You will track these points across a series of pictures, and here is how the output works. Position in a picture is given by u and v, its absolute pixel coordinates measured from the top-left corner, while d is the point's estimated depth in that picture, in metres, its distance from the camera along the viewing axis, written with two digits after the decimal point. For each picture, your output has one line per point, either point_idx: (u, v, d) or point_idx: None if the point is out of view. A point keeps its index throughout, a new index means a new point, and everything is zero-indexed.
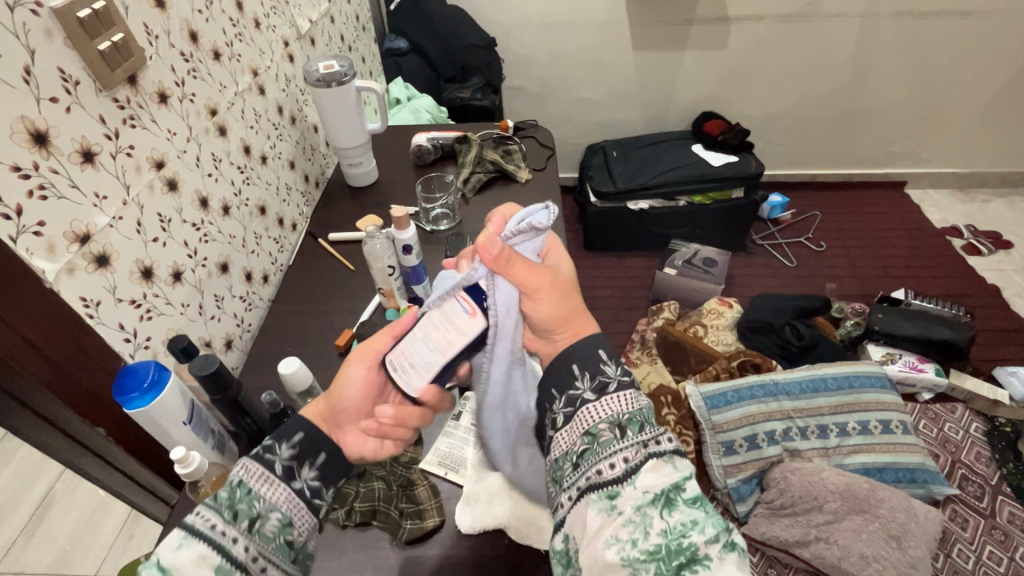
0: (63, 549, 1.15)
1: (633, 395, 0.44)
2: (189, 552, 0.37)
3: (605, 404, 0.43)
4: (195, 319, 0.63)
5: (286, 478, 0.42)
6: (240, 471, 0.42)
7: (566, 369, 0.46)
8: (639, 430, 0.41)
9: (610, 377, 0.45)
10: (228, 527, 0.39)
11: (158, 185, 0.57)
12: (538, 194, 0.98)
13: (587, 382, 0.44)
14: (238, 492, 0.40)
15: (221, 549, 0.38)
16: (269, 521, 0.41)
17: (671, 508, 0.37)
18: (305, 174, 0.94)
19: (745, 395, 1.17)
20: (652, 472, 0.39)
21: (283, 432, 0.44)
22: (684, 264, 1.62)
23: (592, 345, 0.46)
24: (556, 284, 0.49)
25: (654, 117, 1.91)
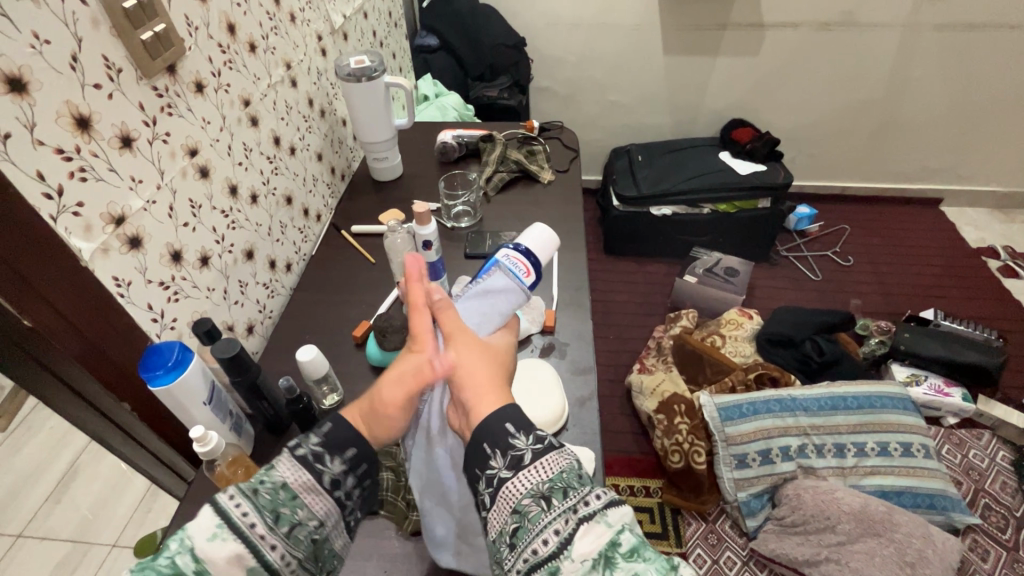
0: (86, 516, 1.21)
1: (550, 458, 0.41)
2: (223, 547, 0.36)
3: (524, 477, 0.40)
4: (220, 303, 0.65)
5: (330, 489, 0.41)
6: (288, 472, 0.40)
7: (478, 450, 0.42)
8: (564, 496, 0.39)
9: (522, 449, 0.41)
10: (266, 530, 0.38)
11: (190, 172, 0.59)
12: (560, 195, 0.98)
13: (501, 460, 0.41)
14: (283, 495, 0.40)
15: (255, 549, 0.37)
16: (306, 527, 0.40)
17: (611, 568, 0.35)
18: (331, 166, 0.95)
19: (760, 408, 1.16)
20: (586, 537, 0.37)
21: (316, 426, 0.43)
22: (705, 272, 1.61)
23: (499, 418, 0.42)
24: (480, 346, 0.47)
25: (682, 122, 1.89)
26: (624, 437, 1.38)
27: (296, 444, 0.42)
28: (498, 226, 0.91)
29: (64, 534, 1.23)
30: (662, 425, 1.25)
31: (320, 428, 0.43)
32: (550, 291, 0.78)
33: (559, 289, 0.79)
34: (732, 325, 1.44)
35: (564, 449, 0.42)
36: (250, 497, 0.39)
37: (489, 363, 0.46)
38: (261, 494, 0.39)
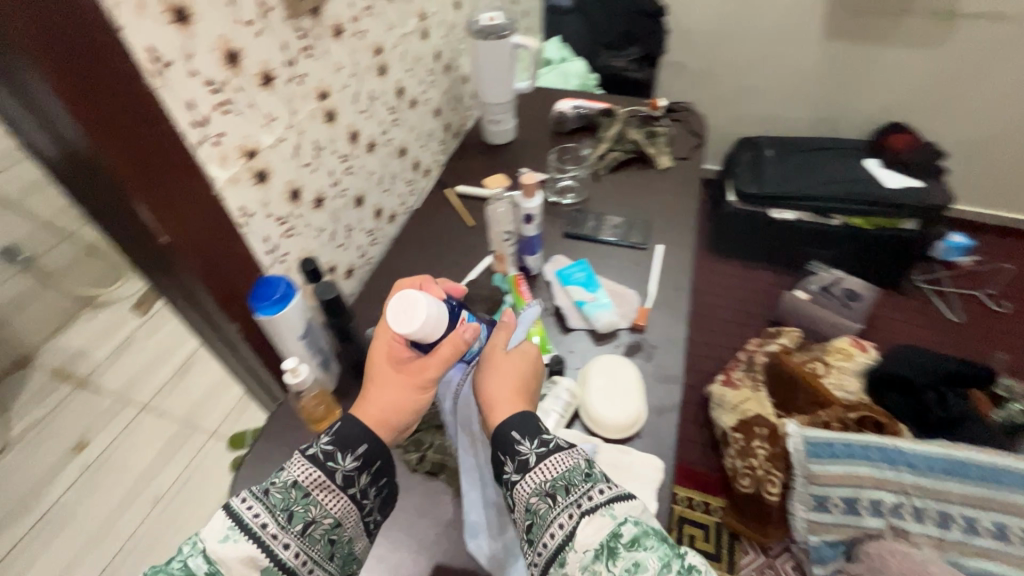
0: (195, 403, 1.44)
1: (558, 459, 0.46)
2: (237, 547, 0.40)
3: (532, 478, 0.45)
4: (327, 244, 0.68)
5: (340, 487, 0.44)
6: (297, 472, 0.44)
7: (495, 457, 0.48)
8: (568, 493, 0.43)
9: (527, 453, 0.46)
10: (278, 529, 0.41)
11: (318, 115, 0.61)
12: (675, 184, 0.91)
13: (511, 464, 0.47)
14: (292, 495, 0.43)
15: (267, 550, 0.40)
16: (320, 526, 0.43)
17: (614, 557, 0.39)
18: (447, 123, 0.95)
19: (857, 453, 1.04)
20: (591, 528, 0.41)
21: (346, 440, 0.45)
22: (820, 290, 1.46)
23: (508, 426, 0.48)
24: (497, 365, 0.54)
25: (827, 118, 1.67)
26: (691, 447, 1.31)
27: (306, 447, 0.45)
28: (603, 208, 0.87)
29: (178, 415, 1.43)
30: (737, 445, 1.18)
31: (330, 428, 0.46)
32: (647, 288, 0.73)
33: (657, 286, 0.73)
34: (841, 355, 1.29)
35: (572, 448, 0.47)
36: (263, 500, 0.42)
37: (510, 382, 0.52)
38: (272, 496, 0.42)
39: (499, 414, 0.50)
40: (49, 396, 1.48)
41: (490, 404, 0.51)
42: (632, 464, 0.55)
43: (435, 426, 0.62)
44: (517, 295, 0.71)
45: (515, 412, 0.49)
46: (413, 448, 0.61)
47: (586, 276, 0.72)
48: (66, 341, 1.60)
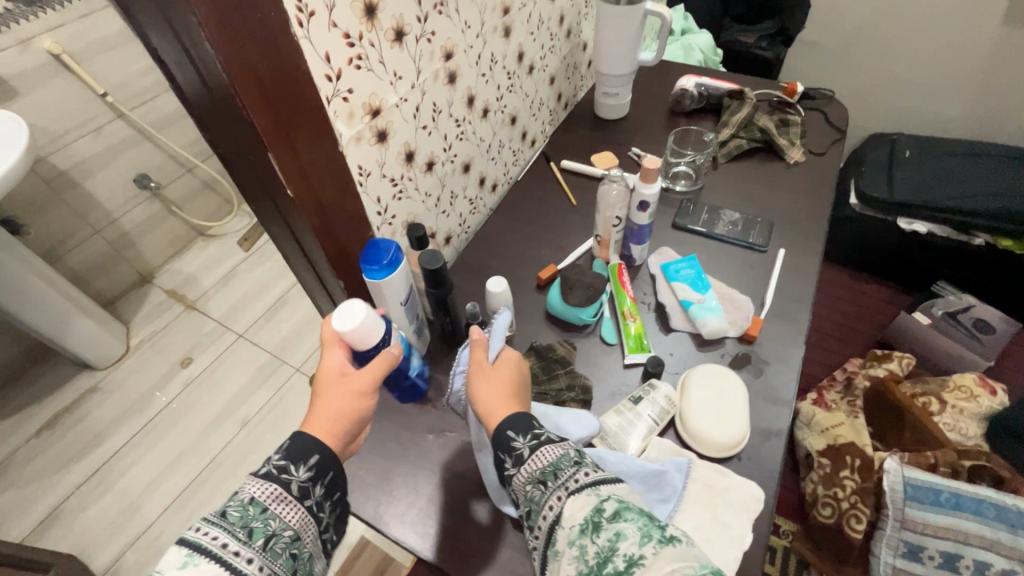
0: (285, 338, 1.55)
1: (548, 446, 0.40)
2: (195, 571, 0.32)
3: (524, 468, 0.40)
4: (431, 210, 0.67)
5: (300, 498, 0.39)
6: (251, 489, 0.38)
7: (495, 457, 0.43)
8: (556, 475, 0.38)
9: (521, 445, 0.41)
10: (240, 547, 0.35)
11: (441, 76, 0.59)
12: (805, 182, 0.81)
13: (506, 458, 0.41)
14: (250, 510, 0.36)
15: (231, 568, 0.34)
16: (281, 539, 0.37)
17: (596, 530, 0.33)
18: (559, 92, 0.91)
19: (965, 506, 0.94)
20: (575, 505, 0.36)
21: (299, 449, 0.41)
22: (946, 316, 1.28)
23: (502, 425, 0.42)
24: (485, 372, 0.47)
25: (990, 119, 1.44)
26: None
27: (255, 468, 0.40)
28: (718, 201, 0.79)
29: (268, 346, 1.54)
30: (822, 471, 1.09)
31: (280, 444, 0.41)
32: (763, 297, 0.67)
33: (773, 296, 0.67)
34: (963, 393, 1.13)
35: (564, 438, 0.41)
36: (218, 520, 0.35)
37: (502, 388, 0.46)
38: (227, 514, 0.36)
39: (493, 421, 0.44)
40: (164, 313, 1.64)
41: (484, 413, 0.44)
42: (729, 491, 0.51)
43: None
44: (618, 287, 0.67)
45: (508, 414, 0.43)
46: None
47: (695, 274, 0.67)
48: (181, 265, 1.76)
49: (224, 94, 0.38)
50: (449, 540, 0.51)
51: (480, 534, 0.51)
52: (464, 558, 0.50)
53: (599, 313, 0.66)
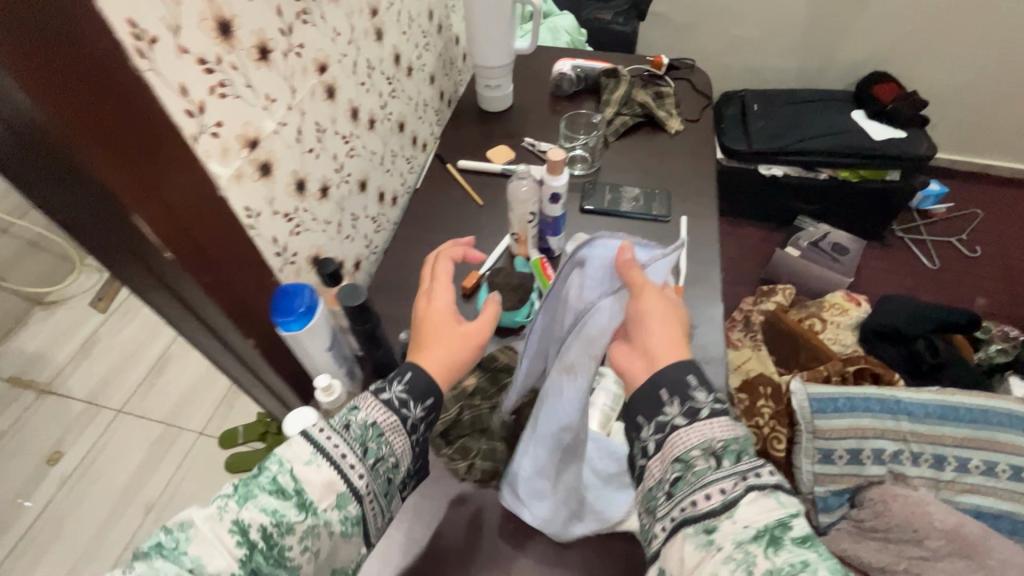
0: (179, 402, 1.36)
1: (728, 423, 0.42)
2: (317, 472, 0.40)
3: (697, 430, 0.41)
4: (334, 238, 0.61)
5: (409, 431, 0.46)
6: (374, 413, 0.44)
7: (653, 395, 0.44)
8: (735, 461, 0.40)
9: (701, 403, 0.42)
10: (356, 462, 0.42)
11: (318, 91, 0.53)
12: (688, 148, 0.87)
13: (678, 407, 0.43)
14: (370, 432, 0.43)
15: (346, 478, 0.41)
16: (386, 463, 0.44)
17: (777, 547, 0.35)
18: (441, 90, 0.87)
19: (859, 405, 1.08)
20: (755, 506, 0.37)
21: (419, 391, 0.46)
22: (810, 246, 1.47)
23: (682, 369, 0.44)
24: (662, 305, 0.48)
25: (812, 69, 1.67)
26: None
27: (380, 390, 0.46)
28: (618, 179, 0.82)
29: (158, 416, 1.34)
30: (742, 404, 1.19)
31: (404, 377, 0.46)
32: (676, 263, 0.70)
33: (686, 261, 0.71)
34: (836, 310, 1.31)
35: (738, 420, 0.43)
36: (343, 432, 0.42)
37: (674, 325, 0.47)
38: (352, 430, 0.43)
39: (665, 359, 0.45)
40: (9, 407, 1.36)
41: (657, 343, 0.46)
42: None
43: (478, 431, 0.56)
44: (543, 278, 0.65)
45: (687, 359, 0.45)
46: (459, 457, 0.55)
47: None
48: (18, 345, 1.46)
49: (53, 146, 0.30)
50: None
51: None
52: None
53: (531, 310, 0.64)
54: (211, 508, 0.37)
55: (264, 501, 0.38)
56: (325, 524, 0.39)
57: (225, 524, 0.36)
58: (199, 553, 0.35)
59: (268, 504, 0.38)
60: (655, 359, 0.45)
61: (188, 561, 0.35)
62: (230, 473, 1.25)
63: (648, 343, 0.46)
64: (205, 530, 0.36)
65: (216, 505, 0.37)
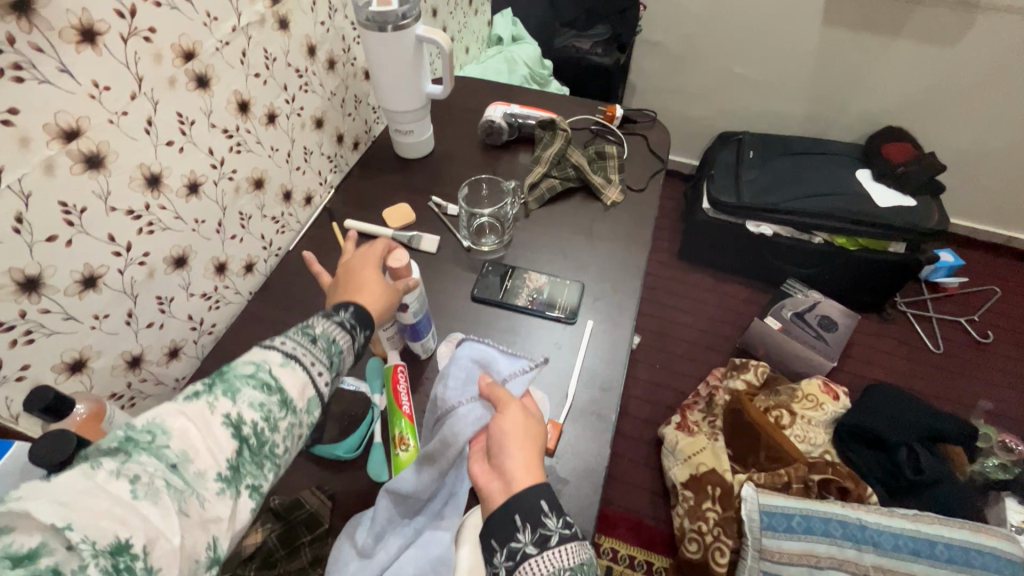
0: None
1: (578, 548, 0.37)
2: (294, 375, 0.38)
3: (547, 561, 0.36)
4: (119, 332, 0.49)
5: (359, 354, 0.45)
6: (335, 332, 0.43)
7: (507, 518, 0.37)
8: None
9: (553, 529, 0.37)
10: (324, 371, 0.40)
11: (66, 164, 0.40)
12: (622, 226, 0.73)
13: (530, 534, 0.37)
14: (336, 347, 0.42)
15: (316, 386, 0.39)
16: (340, 383, 0.42)
17: None
18: (338, 133, 0.75)
19: (816, 527, 0.93)
20: None
21: (365, 320, 0.45)
22: (795, 317, 1.30)
23: (539, 492, 0.38)
24: (524, 416, 0.43)
25: (820, 116, 1.51)
26: (640, 494, 1.19)
27: (329, 314, 0.44)
28: (528, 261, 0.69)
29: None
30: (687, 504, 1.07)
31: (350, 306, 0.45)
32: (565, 388, 0.57)
33: (578, 384, 0.57)
34: (809, 401, 1.15)
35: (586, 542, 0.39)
36: (311, 344, 0.40)
37: (533, 442, 0.42)
38: (316, 342, 0.41)
39: (517, 479, 0.39)
40: None
41: (510, 457, 0.40)
42: None
43: None
44: (392, 400, 0.53)
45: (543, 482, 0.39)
46: None
47: None
48: None
49: None
50: None
51: None
52: None
53: (366, 440, 0.52)
54: (193, 405, 0.34)
55: (249, 397, 0.35)
56: (301, 426, 0.38)
57: (216, 417, 0.34)
58: (184, 447, 0.32)
59: (255, 398, 0.36)
60: (506, 479, 0.39)
61: (172, 454, 0.31)
62: None
63: (503, 455, 0.40)
64: (192, 424, 0.33)
65: (205, 400, 0.34)
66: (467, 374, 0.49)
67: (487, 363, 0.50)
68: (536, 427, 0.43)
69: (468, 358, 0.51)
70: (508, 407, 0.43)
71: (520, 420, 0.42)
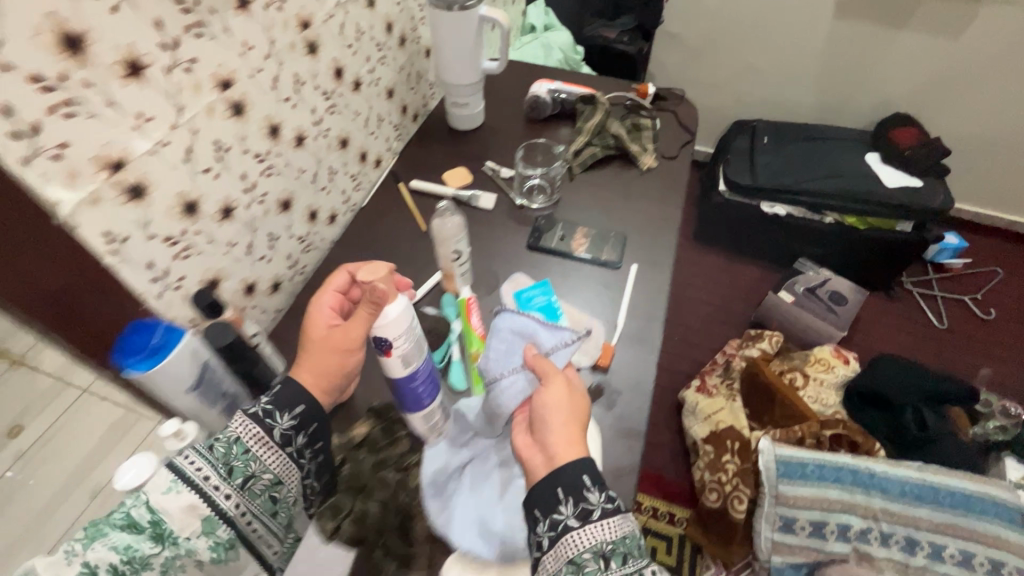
0: None
1: (616, 522, 0.43)
2: (177, 498, 0.42)
3: (587, 533, 0.42)
4: (242, 260, 0.58)
5: (281, 445, 0.46)
6: (239, 430, 0.45)
7: (551, 491, 0.43)
8: (621, 562, 0.41)
9: (593, 504, 0.43)
10: (219, 482, 0.44)
11: (219, 109, 0.49)
12: (657, 188, 0.81)
13: (571, 508, 0.43)
14: (234, 450, 0.44)
15: (208, 499, 0.43)
16: (259, 480, 0.45)
17: None
18: (403, 105, 0.83)
19: (828, 475, 1.01)
20: None
21: (286, 402, 0.47)
22: (807, 292, 1.38)
23: (579, 468, 0.43)
24: (570, 391, 0.47)
25: (831, 105, 1.58)
26: (661, 454, 1.27)
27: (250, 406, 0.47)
28: (575, 216, 0.77)
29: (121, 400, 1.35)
30: (707, 457, 1.15)
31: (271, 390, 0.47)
32: (615, 318, 0.65)
33: (626, 316, 0.66)
34: (822, 365, 1.24)
35: (626, 513, 0.44)
36: (205, 454, 0.44)
37: (576, 417, 0.46)
38: (213, 449, 0.44)
39: (560, 456, 0.44)
40: None
41: (553, 438, 0.45)
42: None
43: (354, 489, 0.52)
44: (466, 323, 0.61)
45: (585, 457, 0.44)
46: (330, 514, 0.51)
47: (547, 302, 0.64)
48: None
49: None
50: None
51: None
52: None
53: (446, 357, 0.61)
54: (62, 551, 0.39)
55: (113, 539, 0.40)
56: (186, 552, 0.42)
57: (75, 566, 0.38)
58: None
59: (120, 541, 0.40)
60: (551, 453, 0.45)
61: None
62: None
63: (547, 434, 0.45)
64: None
65: (64, 550, 0.39)
66: (510, 344, 0.52)
67: (528, 334, 0.52)
68: (581, 403, 0.47)
69: (508, 328, 0.53)
70: (554, 383, 0.48)
71: (566, 399, 0.47)
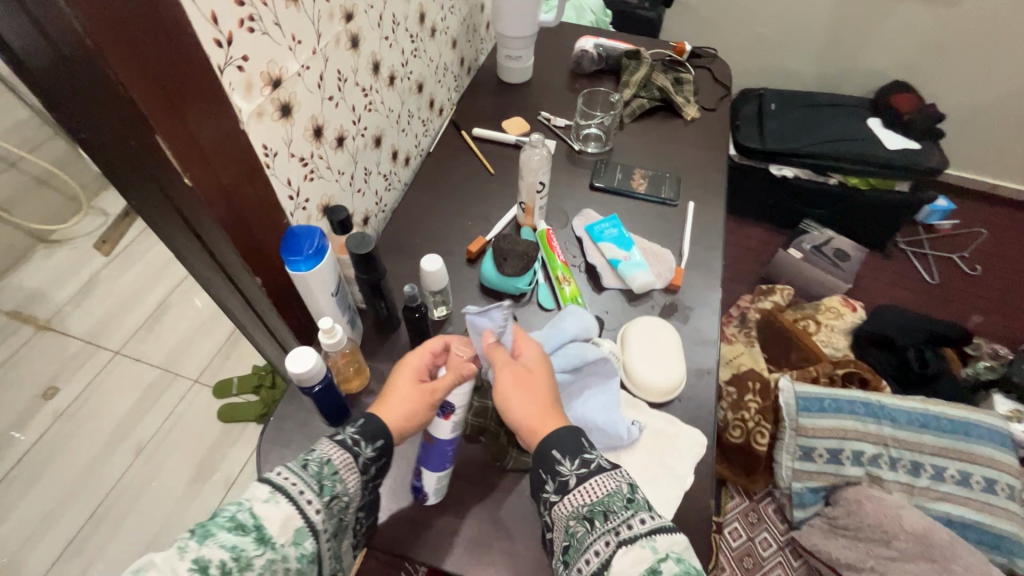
0: (174, 348, 1.40)
1: (601, 481, 0.40)
2: (277, 508, 0.36)
3: (569, 501, 0.40)
4: (346, 189, 0.62)
5: (363, 472, 0.42)
6: (330, 451, 0.41)
7: (535, 474, 0.43)
8: (606, 519, 0.38)
9: (569, 473, 0.41)
10: (313, 497, 0.38)
11: (342, 40, 0.53)
12: (700, 136, 0.87)
13: (550, 485, 0.42)
14: (328, 469, 0.40)
15: (304, 514, 0.37)
16: (340, 501, 0.40)
17: None
18: (461, 57, 0.87)
19: (843, 407, 1.08)
20: (626, 559, 0.35)
21: (371, 429, 0.43)
22: (812, 249, 1.48)
23: (549, 443, 0.43)
24: (514, 376, 0.47)
25: (833, 73, 1.66)
26: None
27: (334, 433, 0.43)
28: (629, 161, 0.83)
29: (155, 361, 1.37)
30: (729, 398, 1.16)
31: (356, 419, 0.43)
32: (679, 246, 0.72)
33: (689, 245, 0.72)
34: (832, 312, 1.33)
35: (618, 471, 0.41)
36: (301, 470, 0.39)
37: (534, 395, 0.46)
38: (306, 466, 0.39)
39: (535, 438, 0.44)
40: (9, 338, 1.39)
41: (522, 427, 0.45)
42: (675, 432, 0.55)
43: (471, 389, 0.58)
44: (550, 251, 0.68)
45: (557, 429, 0.43)
46: None
47: (618, 233, 0.70)
48: (19, 280, 1.47)
49: (98, 75, 0.32)
50: (419, 530, 0.51)
51: (461, 518, 0.51)
52: (445, 545, 0.50)
53: (534, 280, 0.66)
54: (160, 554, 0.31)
55: (223, 537, 0.33)
56: (281, 563, 0.35)
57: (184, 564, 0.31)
58: None
59: (227, 541, 0.33)
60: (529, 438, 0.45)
61: None
62: (224, 421, 1.28)
63: (516, 424, 0.46)
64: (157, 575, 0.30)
65: (177, 545, 0.32)
66: None
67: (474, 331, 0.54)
68: (529, 381, 0.47)
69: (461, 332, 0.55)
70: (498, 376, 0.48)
71: (515, 386, 0.47)
